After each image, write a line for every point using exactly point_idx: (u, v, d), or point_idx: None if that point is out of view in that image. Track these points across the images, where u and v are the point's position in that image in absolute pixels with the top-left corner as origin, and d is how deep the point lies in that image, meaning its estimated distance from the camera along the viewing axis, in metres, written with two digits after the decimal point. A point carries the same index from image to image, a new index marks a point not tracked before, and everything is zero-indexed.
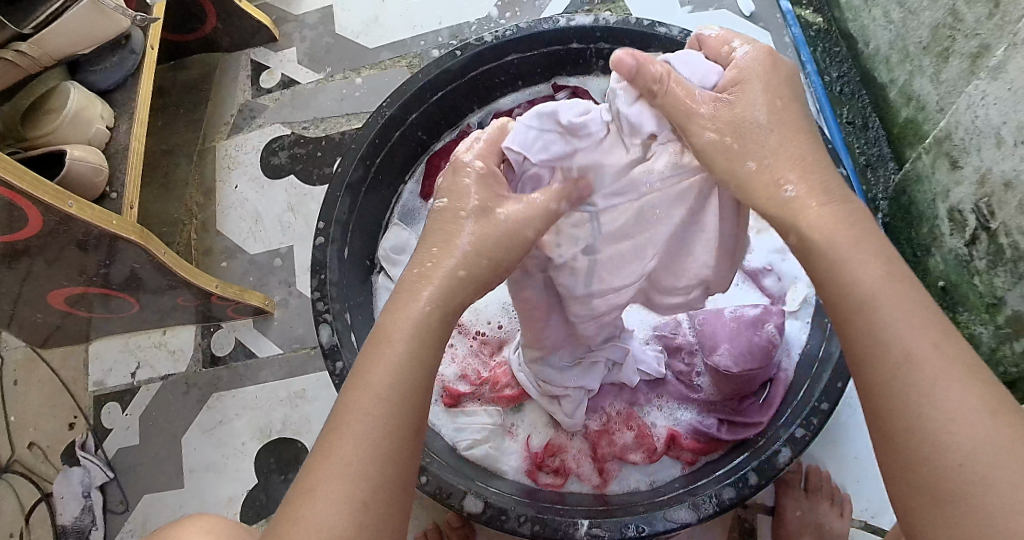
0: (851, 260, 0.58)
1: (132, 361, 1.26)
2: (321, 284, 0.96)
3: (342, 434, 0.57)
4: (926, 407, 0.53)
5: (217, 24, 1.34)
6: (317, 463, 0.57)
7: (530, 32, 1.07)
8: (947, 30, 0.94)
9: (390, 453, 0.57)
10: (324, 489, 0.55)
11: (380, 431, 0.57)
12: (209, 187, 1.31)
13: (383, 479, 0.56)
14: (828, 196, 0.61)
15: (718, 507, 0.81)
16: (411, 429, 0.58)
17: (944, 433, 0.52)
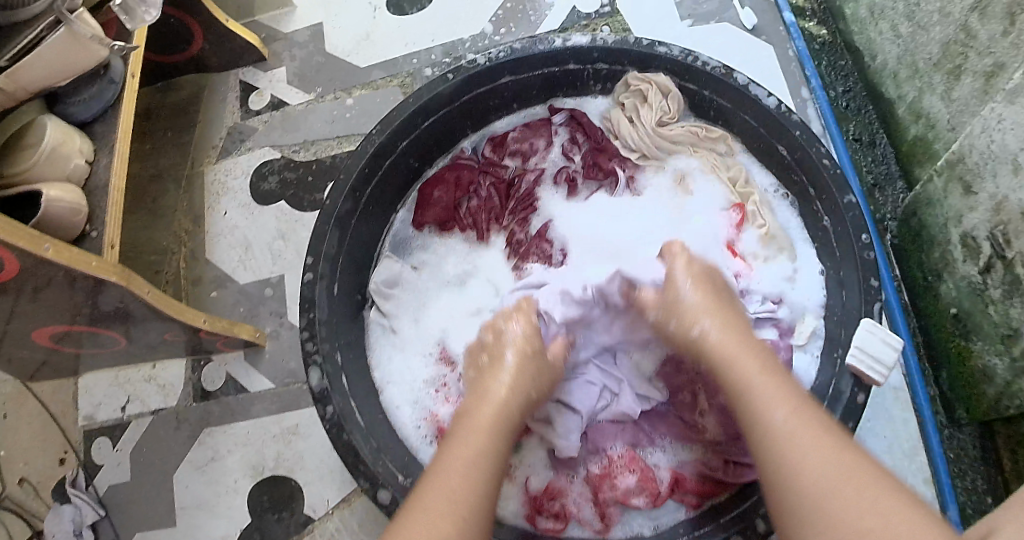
0: (740, 373, 0.76)
1: (121, 395, 1.22)
2: (310, 324, 0.92)
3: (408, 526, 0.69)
4: (789, 467, 0.68)
5: (205, 45, 1.30)
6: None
7: (526, 54, 1.04)
8: (959, 47, 0.89)
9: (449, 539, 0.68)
10: None
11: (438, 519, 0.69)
12: (197, 214, 1.28)
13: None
14: (726, 339, 0.80)
15: None
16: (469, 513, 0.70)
17: (808, 484, 0.67)
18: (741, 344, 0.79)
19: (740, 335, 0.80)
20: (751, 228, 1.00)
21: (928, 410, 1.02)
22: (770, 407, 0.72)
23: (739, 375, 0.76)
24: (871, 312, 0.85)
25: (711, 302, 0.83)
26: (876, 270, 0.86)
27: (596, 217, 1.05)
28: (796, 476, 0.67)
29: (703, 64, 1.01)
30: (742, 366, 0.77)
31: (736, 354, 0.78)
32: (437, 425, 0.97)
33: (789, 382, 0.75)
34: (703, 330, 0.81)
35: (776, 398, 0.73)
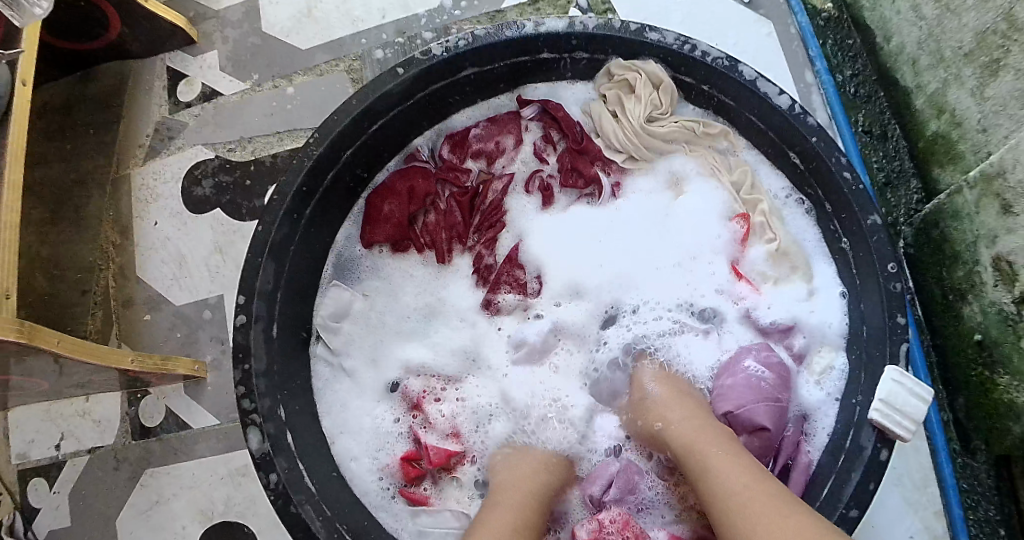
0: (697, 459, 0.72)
1: (55, 432, 1.09)
2: (246, 377, 0.80)
3: None
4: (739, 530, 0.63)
5: (123, 29, 1.13)
6: None
7: (488, 41, 0.88)
8: (998, 39, 0.77)
9: None
10: None
11: None
12: (126, 224, 1.13)
13: None
14: (686, 423, 0.76)
15: None
16: None
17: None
18: (696, 425, 0.75)
19: (699, 419, 0.76)
20: (758, 243, 0.88)
21: (941, 437, 0.92)
22: (728, 481, 0.67)
23: (702, 457, 0.71)
24: (897, 356, 0.74)
25: (677, 397, 0.80)
26: (903, 305, 0.75)
27: (575, 232, 0.93)
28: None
29: (703, 55, 0.87)
30: (706, 446, 0.72)
31: (694, 435, 0.74)
32: (401, 472, 0.87)
33: (745, 456, 0.70)
34: (665, 424, 0.77)
35: (731, 472, 0.68)
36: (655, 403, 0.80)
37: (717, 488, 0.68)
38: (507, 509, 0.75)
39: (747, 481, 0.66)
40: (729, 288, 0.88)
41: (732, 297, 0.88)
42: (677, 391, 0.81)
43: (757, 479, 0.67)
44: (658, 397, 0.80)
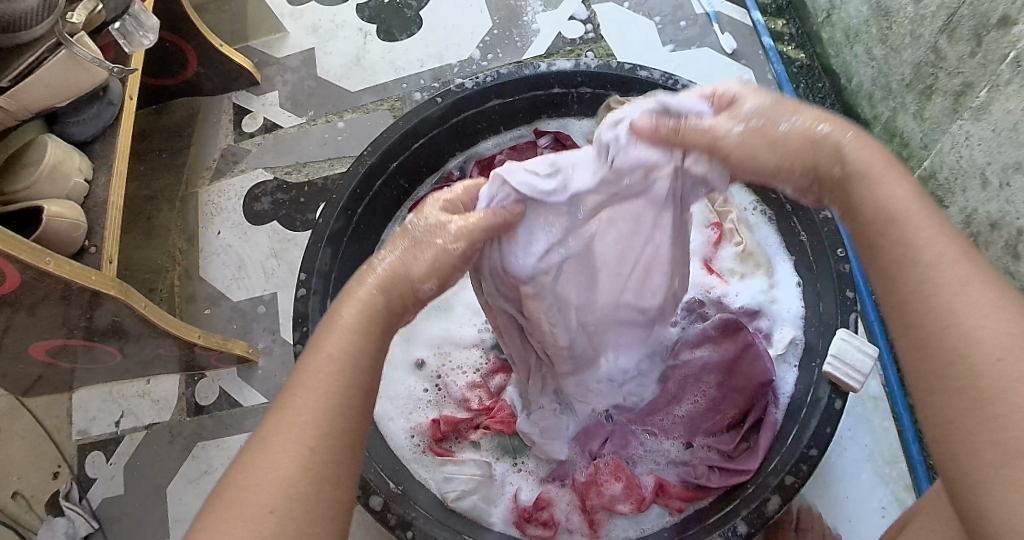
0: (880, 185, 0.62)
1: (115, 410, 1.22)
2: (303, 336, 0.95)
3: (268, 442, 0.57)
4: (971, 350, 0.53)
5: (199, 68, 1.33)
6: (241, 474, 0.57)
7: (512, 77, 1.05)
8: (930, 68, 0.95)
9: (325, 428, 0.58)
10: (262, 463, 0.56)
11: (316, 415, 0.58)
12: (192, 233, 1.30)
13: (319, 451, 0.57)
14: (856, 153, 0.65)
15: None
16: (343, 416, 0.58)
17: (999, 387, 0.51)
18: (909, 195, 0.61)
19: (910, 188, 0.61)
20: (728, 245, 1.03)
21: (907, 418, 1.05)
22: (959, 293, 0.55)
23: (927, 250, 0.57)
24: (847, 321, 0.89)
25: (878, 156, 0.64)
26: (851, 281, 0.90)
27: None
28: (997, 393, 0.51)
29: (683, 87, 1.02)
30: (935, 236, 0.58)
31: (910, 213, 0.59)
32: (430, 432, 1.00)
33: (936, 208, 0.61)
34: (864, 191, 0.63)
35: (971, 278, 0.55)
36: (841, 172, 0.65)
37: (943, 296, 0.55)
38: (345, 336, 0.62)
39: (991, 298, 0.54)
40: (701, 281, 1.03)
41: (704, 288, 1.02)
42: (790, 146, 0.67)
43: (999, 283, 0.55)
44: (851, 161, 0.64)
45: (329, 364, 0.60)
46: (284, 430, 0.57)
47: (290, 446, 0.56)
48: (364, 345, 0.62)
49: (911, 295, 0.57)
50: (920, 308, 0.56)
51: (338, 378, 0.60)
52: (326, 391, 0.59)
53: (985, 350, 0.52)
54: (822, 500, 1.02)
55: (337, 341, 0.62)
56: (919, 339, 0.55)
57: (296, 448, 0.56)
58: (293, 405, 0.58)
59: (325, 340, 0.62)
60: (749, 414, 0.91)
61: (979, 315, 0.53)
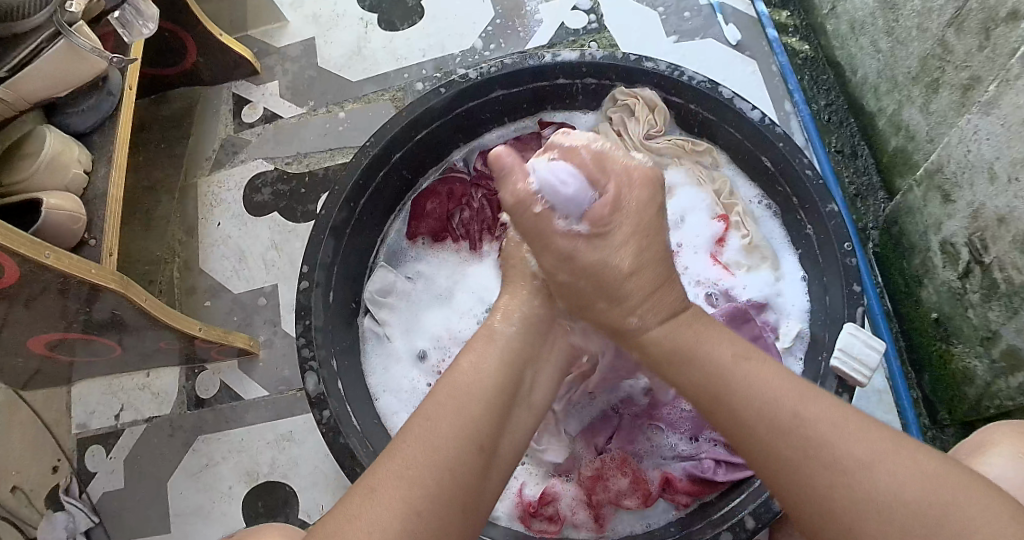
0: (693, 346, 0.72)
1: (115, 403, 1.21)
2: (307, 329, 0.94)
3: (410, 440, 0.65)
4: (852, 499, 0.61)
5: (198, 58, 1.32)
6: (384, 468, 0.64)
7: (517, 68, 1.03)
8: (937, 61, 0.95)
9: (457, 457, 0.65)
10: (389, 481, 0.63)
11: (449, 437, 0.65)
12: (192, 225, 1.29)
13: (456, 469, 0.64)
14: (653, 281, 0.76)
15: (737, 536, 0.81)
16: (478, 444, 0.66)
17: (883, 527, 0.59)
18: (733, 356, 0.70)
19: (730, 350, 0.71)
20: (734, 237, 1.02)
21: (911, 413, 1.03)
22: (825, 443, 0.63)
23: (774, 414, 0.65)
24: (854, 315, 0.88)
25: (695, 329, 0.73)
26: (858, 276, 0.89)
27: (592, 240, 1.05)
28: (884, 529, 0.59)
29: (690, 79, 1.00)
30: (773, 397, 0.66)
31: (738, 380, 0.68)
32: None
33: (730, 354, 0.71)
34: (694, 365, 0.71)
35: (823, 427, 0.64)
36: (658, 344, 0.73)
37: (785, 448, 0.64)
38: (465, 381, 0.70)
39: (854, 439, 0.62)
40: (706, 273, 1.02)
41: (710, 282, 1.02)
42: (645, 274, 0.74)
43: (847, 421, 0.64)
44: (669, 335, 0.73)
45: (436, 411, 0.67)
46: (386, 473, 0.63)
47: (389, 483, 0.62)
48: (473, 391, 0.69)
49: (780, 456, 0.64)
50: (787, 475, 0.64)
51: (446, 421, 0.66)
52: (428, 439, 0.65)
53: (863, 498, 0.60)
54: None
55: (451, 387, 0.69)
56: (800, 497, 0.63)
57: (396, 489, 0.62)
58: (397, 448, 0.65)
59: (436, 391, 0.69)
60: None
61: (858, 456, 0.62)
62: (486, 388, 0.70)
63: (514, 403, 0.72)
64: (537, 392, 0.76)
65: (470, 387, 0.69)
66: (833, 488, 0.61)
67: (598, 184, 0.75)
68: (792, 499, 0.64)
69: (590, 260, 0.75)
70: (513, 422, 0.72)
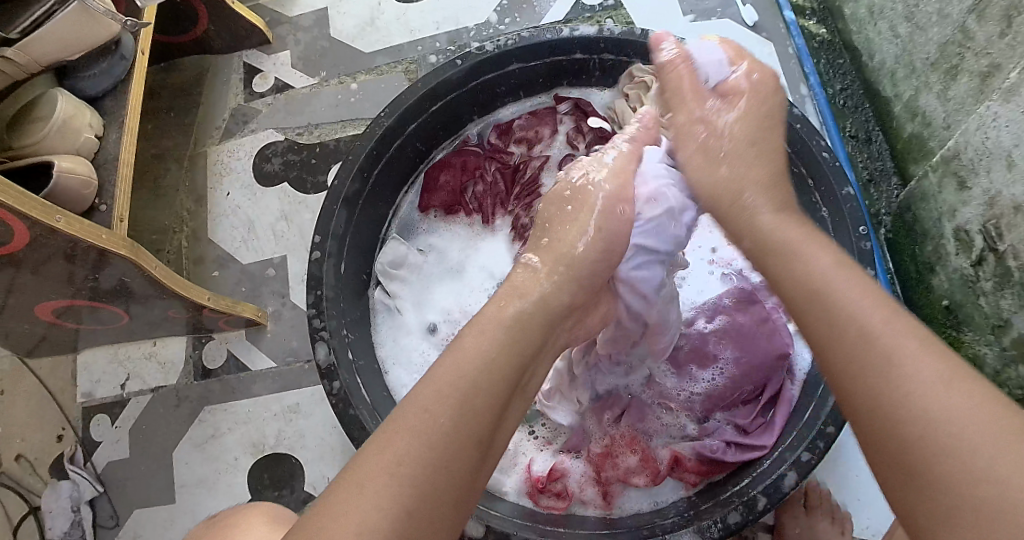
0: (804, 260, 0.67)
1: (121, 372, 1.20)
2: (318, 300, 0.93)
3: (403, 427, 0.60)
4: (914, 414, 0.54)
5: (209, 26, 1.30)
6: (373, 457, 0.59)
7: (535, 42, 1.01)
8: (957, 47, 0.94)
9: (450, 459, 0.59)
10: (374, 479, 0.57)
11: (443, 431, 0.60)
12: (200, 194, 1.28)
13: (447, 459, 0.59)
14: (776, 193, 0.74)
15: (747, 516, 0.81)
16: (476, 441, 0.62)
17: (947, 444, 0.51)
18: (834, 262, 0.66)
19: (832, 257, 0.67)
20: None
21: None
22: (905, 356, 0.56)
23: (857, 326, 0.60)
24: None
25: (794, 232, 0.70)
26: (872, 260, 0.90)
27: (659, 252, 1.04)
28: (946, 450, 0.51)
29: None
30: (866, 309, 0.61)
31: (837, 282, 0.64)
32: None
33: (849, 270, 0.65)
34: (789, 270, 0.67)
35: (907, 340, 0.57)
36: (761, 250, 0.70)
37: (865, 363, 0.58)
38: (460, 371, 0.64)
39: (936, 359, 0.55)
40: (722, 252, 1.01)
41: (723, 262, 1.01)
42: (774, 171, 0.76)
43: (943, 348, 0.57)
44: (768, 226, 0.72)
45: (432, 403, 0.62)
46: (375, 466, 0.58)
47: (381, 477, 0.58)
48: (466, 380, 0.64)
49: (856, 361, 0.58)
50: (857, 384, 0.57)
51: (443, 415, 0.61)
52: (422, 432, 0.60)
53: (928, 412, 0.53)
54: (832, 479, 1.02)
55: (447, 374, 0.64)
56: (870, 411, 0.56)
57: (386, 487, 0.57)
58: (390, 437, 0.60)
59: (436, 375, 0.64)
60: (765, 390, 0.92)
61: (930, 374, 0.55)
62: (483, 367, 0.65)
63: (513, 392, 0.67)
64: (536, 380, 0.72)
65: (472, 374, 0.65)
66: (902, 401, 0.54)
67: (735, 62, 0.80)
68: (857, 413, 0.57)
69: (720, 127, 0.79)
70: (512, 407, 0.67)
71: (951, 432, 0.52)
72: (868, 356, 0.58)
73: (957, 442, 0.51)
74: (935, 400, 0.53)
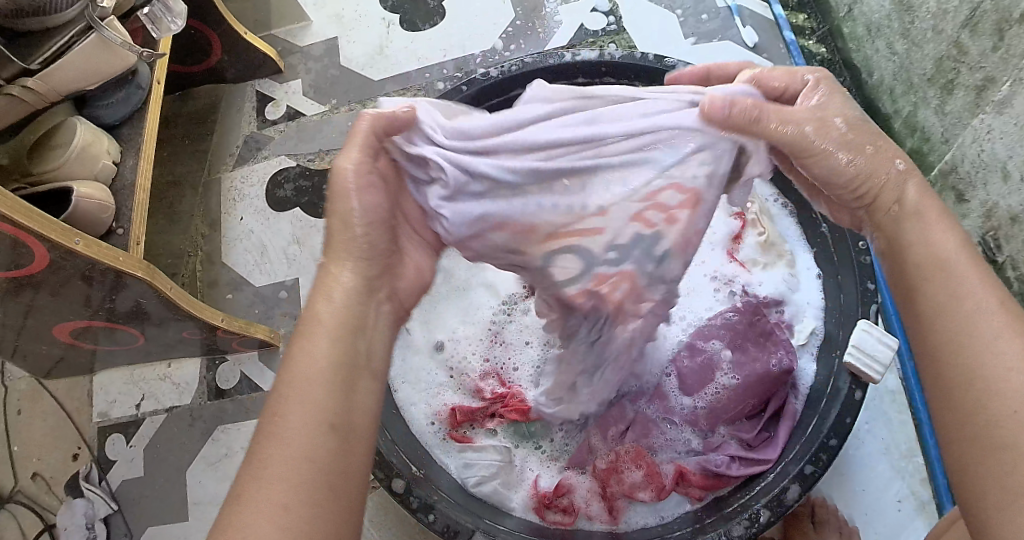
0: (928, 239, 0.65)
1: (136, 393, 1.23)
2: None
3: (268, 437, 0.59)
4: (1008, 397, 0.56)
5: (223, 55, 1.34)
6: (246, 470, 0.59)
7: (536, 67, 1.05)
8: (951, 63, 0.95)
9: (309, 450, 0.59)
10: (250, 493, 0.57)
11: (297, 430, 0.59)
12: (214, 218, 1.31)
13: (314, 450, 0.59)
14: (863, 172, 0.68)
15: (754, 530, 0.82)
16: (329, 423, 0.60)
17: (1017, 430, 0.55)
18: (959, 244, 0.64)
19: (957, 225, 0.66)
20: (750, 235, 1.03)
21: (923, 413, 1.03)
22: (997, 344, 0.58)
23: (969, 302, 0.61)
24: (867, 313, 0.90)
25: (934, 207, 0.67)
26: (872, 274, 0.90)
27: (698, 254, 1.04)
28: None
29: None
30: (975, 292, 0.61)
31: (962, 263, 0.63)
32: (448, 419, 1.00)
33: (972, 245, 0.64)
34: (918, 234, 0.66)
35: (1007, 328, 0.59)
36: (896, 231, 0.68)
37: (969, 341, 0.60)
38: (300, 371, 0.62)
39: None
40: (723, 270, 1.03)
41: (725, 279, 1.03)
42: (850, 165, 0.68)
43: None
44: (911, 202, 0.67)
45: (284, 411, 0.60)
46: (249, 478, 0.58)
47: (258, 487, 0.57)
48: (315, 376, 0.62)
49: (956, 339, 0.60)
50: (955, 363, 0.60)
51: (296, 415, 0.60)
52: (280, 438, 0.59)
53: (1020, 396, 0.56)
54: (837, 494, 1.02)
55: (290, 377, 0.62)
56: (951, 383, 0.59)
57: (265, 490, 0.57)
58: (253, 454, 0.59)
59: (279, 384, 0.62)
60: (770, 404, 0.93)
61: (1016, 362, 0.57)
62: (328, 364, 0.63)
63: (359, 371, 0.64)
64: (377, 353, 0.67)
65: (309, 374, 0.62)
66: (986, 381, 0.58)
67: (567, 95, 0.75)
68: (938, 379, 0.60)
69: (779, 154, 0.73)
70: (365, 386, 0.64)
71: None
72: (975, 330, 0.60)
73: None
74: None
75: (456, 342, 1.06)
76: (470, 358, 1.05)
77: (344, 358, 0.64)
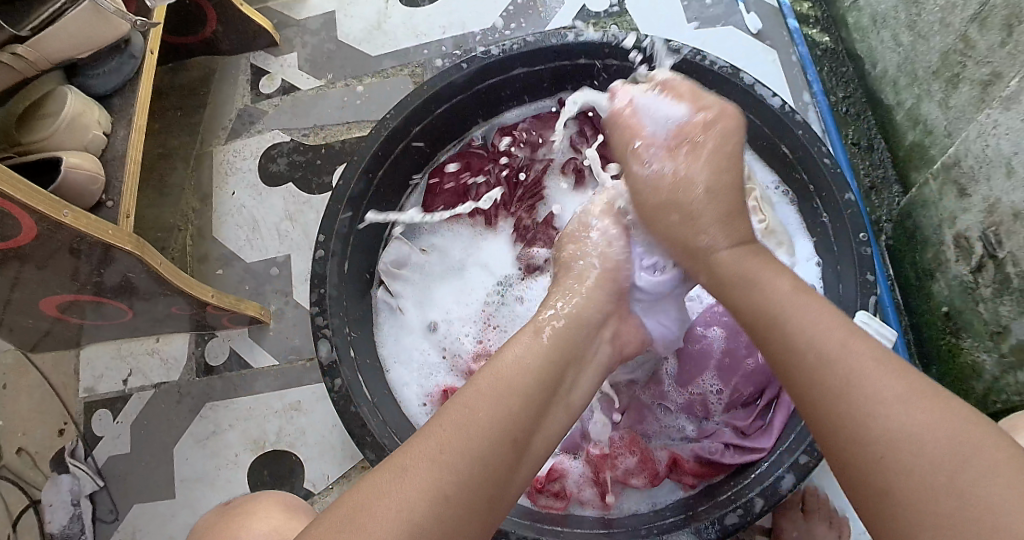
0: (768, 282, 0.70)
1: (123, 368, 1.21)
2: (321, 298, 0.94)
3: (447, 420, 0.65)
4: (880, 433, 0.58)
5: (218, 27, 1.31)
6: (418, 444, 0.63)
7: (536, 47, 1.02)
8: (958, 56, 0.95)
9: (484, 450, 0.63)
10: (415, 468, 0.61)
11: (483, 425, 0.64)
12: (206, 193, 1.29)
13: (492, 456, 0.63)
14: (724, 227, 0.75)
15: (743, 517, 0.81)
16: (512, 438, 0.65)
17: (909, 460, 0.56)
18: (792, 288, 0.69)
19: (790, 283, 0.70)
20: (751, 221, 0.99)
21: None
22: (863, 377, 0.60)
23: (817, 344, 0.64)
24: (866, 304, 0.89)
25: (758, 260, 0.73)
26: (872, 265, 0.91)
27: None
28: (910, 468, 0.56)
29: (711, 64, 1.00)
30: (821, 329, 0.64)
31: (791, 305, 0.67)
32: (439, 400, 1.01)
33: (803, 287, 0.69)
34: (746, 296, 0.70)
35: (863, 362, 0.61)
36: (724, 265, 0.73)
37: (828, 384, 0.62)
38: (509, 373, 0.69)
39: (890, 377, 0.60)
40: None
41: None
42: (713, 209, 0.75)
43: (890, 361, 0.61)
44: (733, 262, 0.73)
45: (476, 400, 0.66)
46: (420, 453, 0.63)
47: (420, 465, 0.62)
48: (515, 385, 0.68)
49: (820, 384, 0.62)
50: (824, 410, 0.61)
51: (482, 410, 0.65)
52: (465, 427, 0.64)
53: (891, 433, 0.57)
54: None
55: (495, 372, 0.69)
56: (829, 427, 0.61)
57: (426, 472, 0.61)
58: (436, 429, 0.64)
59: (479, 379, 0.69)
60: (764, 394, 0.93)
61: (894, 391, 0.59)
62: (527, 381, 0.69)
63: (553, 399, 0.70)
64: (575, 392, 0.73)
65: (512, 380, 0.68)
66: (863, 420, 0.59)
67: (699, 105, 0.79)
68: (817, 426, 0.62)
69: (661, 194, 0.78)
70: (549, 421, 0.70)
71: (912, 443, 0.56)
72: (831, 372, 0.62)
73: (915, 458, 0.56)
74: (899, 413, 0.58)
75: (449, 323, 1.06)
76: (463, 339, 1.05)
77: (546, 378, 0.70)
